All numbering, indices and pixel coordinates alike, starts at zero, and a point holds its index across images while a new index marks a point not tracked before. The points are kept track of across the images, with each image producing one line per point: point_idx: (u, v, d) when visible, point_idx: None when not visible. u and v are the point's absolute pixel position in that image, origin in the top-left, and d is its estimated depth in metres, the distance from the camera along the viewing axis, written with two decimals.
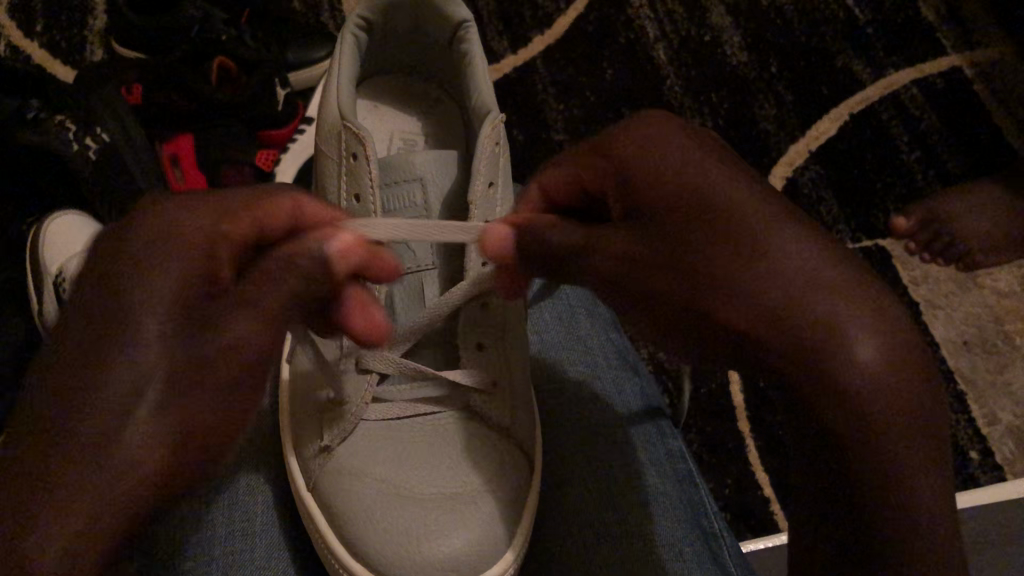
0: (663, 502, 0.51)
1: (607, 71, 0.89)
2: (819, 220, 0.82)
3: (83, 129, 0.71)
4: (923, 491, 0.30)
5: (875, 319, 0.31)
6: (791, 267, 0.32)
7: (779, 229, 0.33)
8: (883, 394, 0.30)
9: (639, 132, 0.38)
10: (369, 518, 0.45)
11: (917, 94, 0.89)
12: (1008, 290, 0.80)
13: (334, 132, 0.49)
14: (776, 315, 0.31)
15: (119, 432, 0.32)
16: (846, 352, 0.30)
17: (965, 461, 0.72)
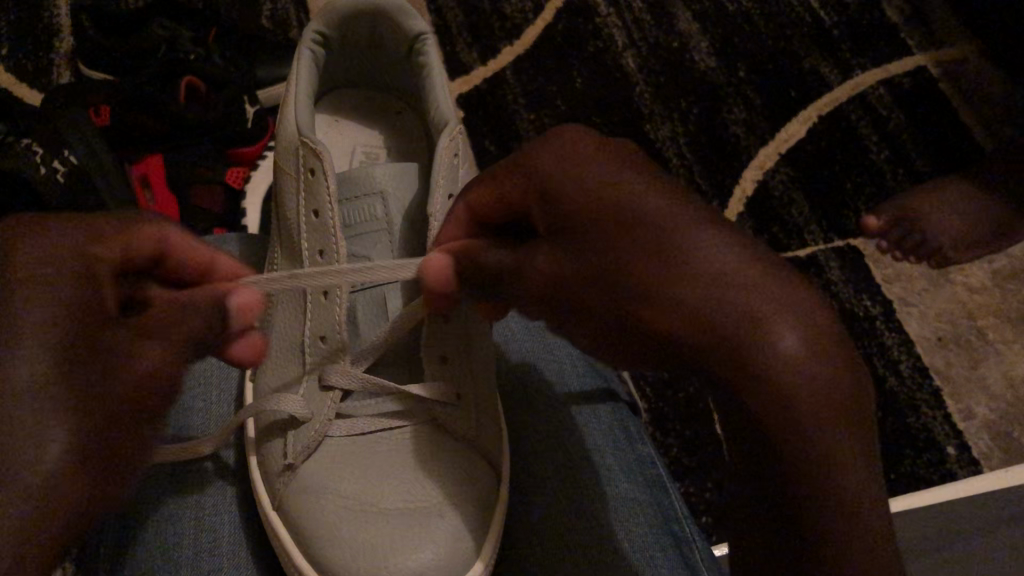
0: (630, 504, 0.51)
1: (576, 80, 0.89)
2: (790, 221, 0.82)
3: (50, 153, 0.70)
4: (852, 489, 0.31)
5: (795, 317, 0.31)
6: (714, 274, 0.32)
7: (710, 244, 0.33)
8: (807, 389, 0.31)
9: (567, 148, 0.38)
10: (336, 537, 0.44)
11: (884, 94, 0.89)
12: (979, 286, 0.81)
13: (290, 148, 0.48)
14: (716, 325, 0.32)
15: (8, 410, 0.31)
16: (763, 353, 0.31)
17: (942, 456, 0.72)
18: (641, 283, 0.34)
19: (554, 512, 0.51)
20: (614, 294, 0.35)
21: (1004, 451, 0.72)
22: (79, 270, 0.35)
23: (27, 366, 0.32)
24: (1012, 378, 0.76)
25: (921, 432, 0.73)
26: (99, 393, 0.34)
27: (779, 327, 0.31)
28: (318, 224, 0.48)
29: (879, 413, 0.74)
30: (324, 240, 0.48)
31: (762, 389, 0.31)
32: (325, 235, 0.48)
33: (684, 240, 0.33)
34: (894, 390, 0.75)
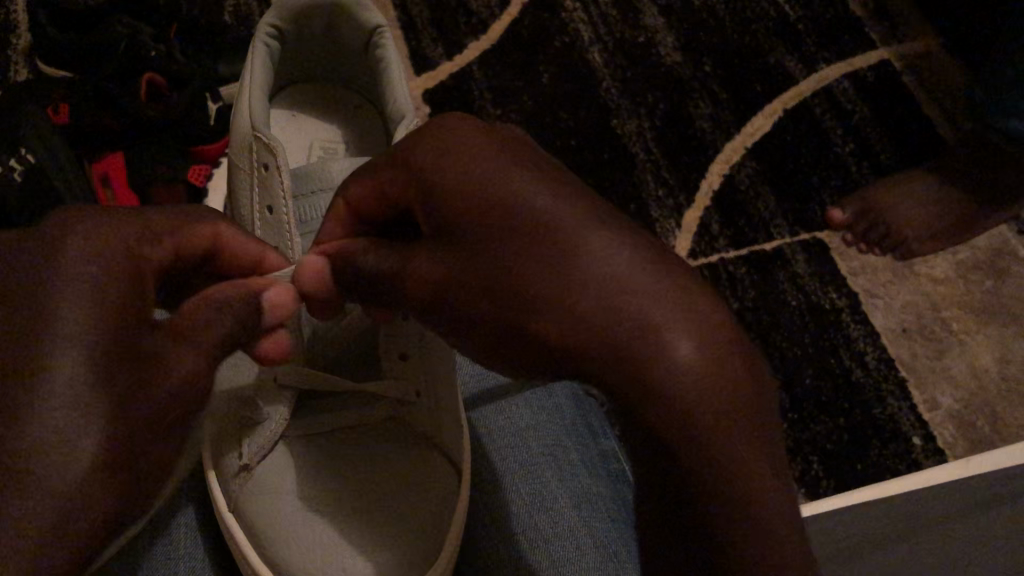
0: (595, 501, 0.52)
1: (542, 75, 0.89)
2: (756, 215, 0.83)
3: (8, 151, 0.69)
4: (767, 505, 0.27)
5: (691, 320, 0.28)
6: (594, 282, 0.29)
7: (597, 242, 0.29)
8: (693, 400, 0.27)
9: (450, 142, 0.35)
10: (295, 545, 0.44)
11: (848, 87, 0.90)
12: (943, 277, 0.81)
13: (244, 144, 0.48)
14: (609, 328, 0.28)
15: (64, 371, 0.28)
16: (661, 366, 0.27)
17: (907, 447, 0.73)
18: (524, 292, 0.31)
19: (522, 506, 0.50)
20: (494, 308, 0.32)
21: (969, 441, 0.73)
22: (144, 256, 0.35)
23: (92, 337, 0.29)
24: (976, 368, 0.77)
25: (887, 423, 0.74)
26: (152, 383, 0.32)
27: (669, 330, 0.27)
28: (272, 221, 0.47)
29: (845, 404, 0.74)
30: (279, 237, 0.47)
31: (665, 411, 0.27)
32: (281, 232, 0.47)
33: (570, 241, 0.30)
34: (860, 382, 0.75)
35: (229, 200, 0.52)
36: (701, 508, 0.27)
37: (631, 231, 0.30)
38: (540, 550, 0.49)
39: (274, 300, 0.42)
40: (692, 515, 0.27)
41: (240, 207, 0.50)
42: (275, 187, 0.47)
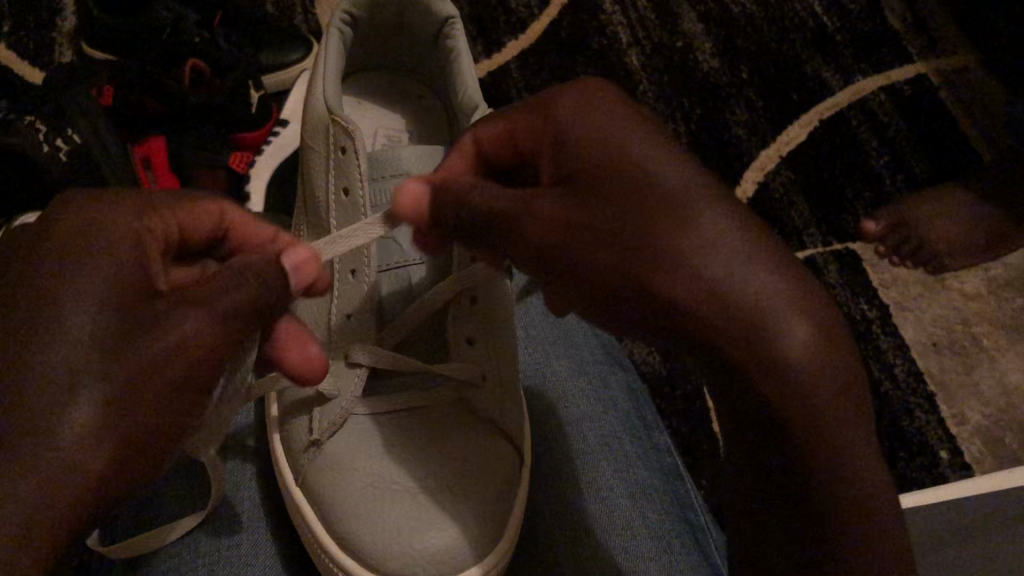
0: (651, 493, 0.52)
1: (579, 76, 0.89)
2: (789, 224, 0.83)
3: (55, 130, 0.70)
4: (861, 481, 0.32)
5: (801, 309, 0.31)
6: (735, 255, 0.31)
7: (721, 225, 0.32)
8: (797, 380, 0.31)
9: (595, 104, 0.37)
10: (366, 515, 0.44)
11: (885, 100, 0.90)
12: (974, 292, 0.81)
13: (320, 127, 0.48)
14: (723, 300, 0.31)
15: (30, 399, 0.30)
16: (773, 347, 0.30)
17: (934, 460, 0.73)
18: (640, 250, 0.32)
19: (578, 493, 0.51)
20: (608, 253, 0.33)
21: (996, 456, 0.73)
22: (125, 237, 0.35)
23: (62, 348, 0.31)
24: (1005, 385, 0.77)
25: (914, 436, 0.74)
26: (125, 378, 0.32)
27: (793, 320, 0.31)
28: (347, 202, 0.47)
29: (873, 415, 0.75)
30: (353, 217, 0.47)
31: (760, 375, 0.31)
32: (355, 212, 0.47)
33: (696, 216, 0.32)
34: (888, 393, 0.76)
35: (300, 183, 0.53)
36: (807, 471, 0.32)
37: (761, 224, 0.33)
38: (598, 538, 0.49)
39: (297, 260, 0.38)
40: (798, 451, 0.32)
41: (313, 191, 0.50)
42: (350, 168, 0.47)
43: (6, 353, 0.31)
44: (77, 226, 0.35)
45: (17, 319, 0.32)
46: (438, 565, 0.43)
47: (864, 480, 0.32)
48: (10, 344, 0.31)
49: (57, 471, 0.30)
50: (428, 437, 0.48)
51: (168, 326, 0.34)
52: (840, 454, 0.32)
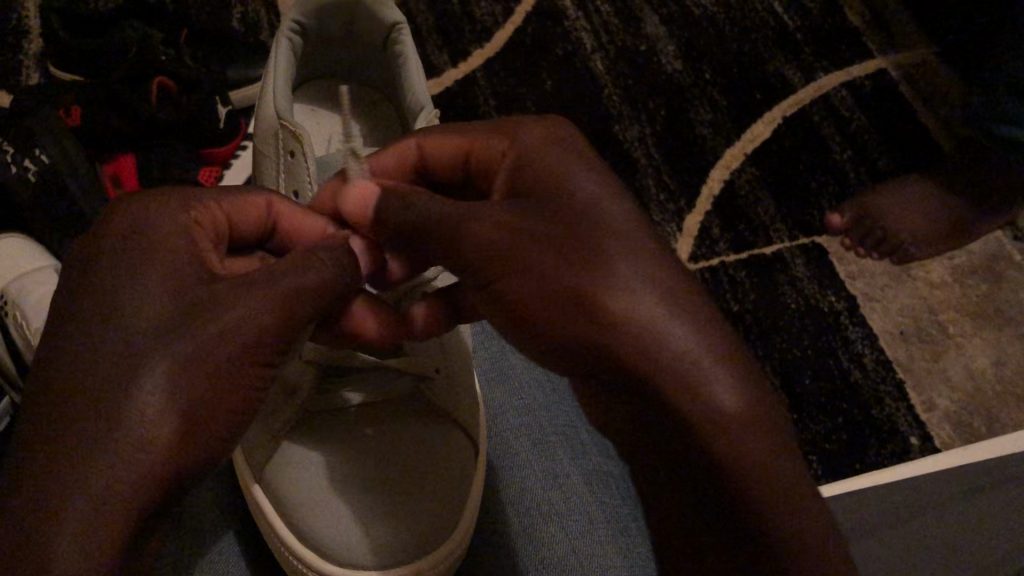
0: (607, 481, 0.53)
1: (546, 82, 0.91)
2: (756, 220, 0.84)
3: (23, 151, 0.70)
4: (785, 523, 0.30)
5: (728, 370, 0.30)
6: (661, 299, 0.31)
7: (650, 270, 0.32)
8: (727, 427, 0.30)
9: (560, 141, 0.38)
10: (320, 506, 0.45)
11: (846, 95, 0.92)
12: (939, 281, 0.83)
13: (272, 131, 0.49)
14: (644, 334, 0.30)
15: (114, 399, 0.30)
16: (706, 395, 0.30)
17: (905, 447, 0.74)
18: (573, 275, 0.32)
19: (534, 479, 0.51)
20: (540, 262, 0.33)
21: (964, 439, 0.75)
22: (178, 235, 0.35)
23: (129, 332, 0.32)
24: (972, 370, 0.78)
25: (885, 424, 0.75)
26: (204, 373, 0.32)
27: (722, 378, 0.30)
28: (299, 204, 0.48)
29: (842, 404, 0.76)
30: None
31: (682, 409, 0.30)
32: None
33: (626, 261, 0.32)
34: (858, 382, 0.77)
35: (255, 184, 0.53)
36: (727, 486, 0.30)
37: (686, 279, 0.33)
38: (551, 525, 0.49)
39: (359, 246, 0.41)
40: (725, 487, 0.30)
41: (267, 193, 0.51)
42: (300, 172, 0.47)
43: (74, 352, 0.31)
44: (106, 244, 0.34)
45: (83, 315, 0.32)
46: (391, 553, 0.44)
47: (795, 527, 0.30)
48: (75, 346, 0.31)
49: (104, 490, 0.29)
50: (385, 424, 0.48)
51: (231, 314, 0.33)
52: (770, 498, 0.30)
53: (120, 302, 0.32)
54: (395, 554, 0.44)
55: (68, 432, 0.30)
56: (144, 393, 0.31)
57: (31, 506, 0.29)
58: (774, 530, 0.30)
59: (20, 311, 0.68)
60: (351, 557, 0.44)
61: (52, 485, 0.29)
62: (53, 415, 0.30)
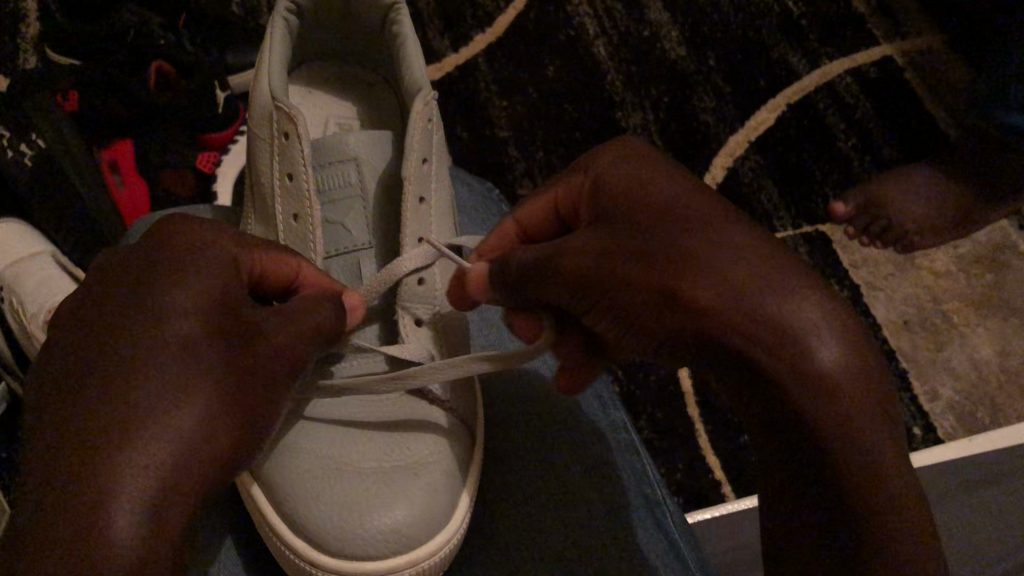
0: (606, 476, 0.50)
1: (548, 68, 0.90)
2: (759, 209, 0.84)
3: (18, 136, 0.71)
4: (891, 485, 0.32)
5: (835, 330, 0.32)
6: (762, 270, 0.33)
7: (746, 245, 0.34)
8: (838, 394, 0.31)
9: (630, 154, 0.40)
10: (314, 495, 0.42)
11: (851, 84, 0.90)
12: (944, 271, 0.82)
13: (265, 115, 0.48)
14: (765, 311, 0.32)
15: (171, 389, 0.34)
16: (811, 366, 0.31)
17: (908, 436, 0.73)
18: (678, 265, 0.34)
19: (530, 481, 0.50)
20: (647, 272, 0.35)
21: (968, 430, 0.74)
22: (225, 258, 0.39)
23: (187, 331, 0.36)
24: (976, 361, 0.77)
25: None
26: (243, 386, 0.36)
27: (821, 340, 0.32)
28: (291, 187, 0.47)
29: None
30: (298, 203, 0.47)
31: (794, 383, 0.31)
32: (300, 198, 0.47)
33: (728, 247, 0.34)
34: None
35: (246, 169, 0.52)
36: (837, 470, 0.32)
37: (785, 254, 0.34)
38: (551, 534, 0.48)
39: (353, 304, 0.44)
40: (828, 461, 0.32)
41: (258, 179, 0.49)
42: (295, 155, 0.46)
43: (135, 332, 0.35)
44: (174, 257, 0.38)
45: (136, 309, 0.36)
46: (390, 542, 0.41)
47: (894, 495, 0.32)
48: (136, 333, 0.35)
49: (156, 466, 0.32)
50: (384, 418, 0.46)
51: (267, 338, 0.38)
52: (873, 461, 0.32)
53: (175, 303, 0.36)
54: (396, 541, 0.42)
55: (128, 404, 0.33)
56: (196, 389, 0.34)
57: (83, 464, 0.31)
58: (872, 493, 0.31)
59: (16, 298, 0.68)
60: (350, 547, 0.41)
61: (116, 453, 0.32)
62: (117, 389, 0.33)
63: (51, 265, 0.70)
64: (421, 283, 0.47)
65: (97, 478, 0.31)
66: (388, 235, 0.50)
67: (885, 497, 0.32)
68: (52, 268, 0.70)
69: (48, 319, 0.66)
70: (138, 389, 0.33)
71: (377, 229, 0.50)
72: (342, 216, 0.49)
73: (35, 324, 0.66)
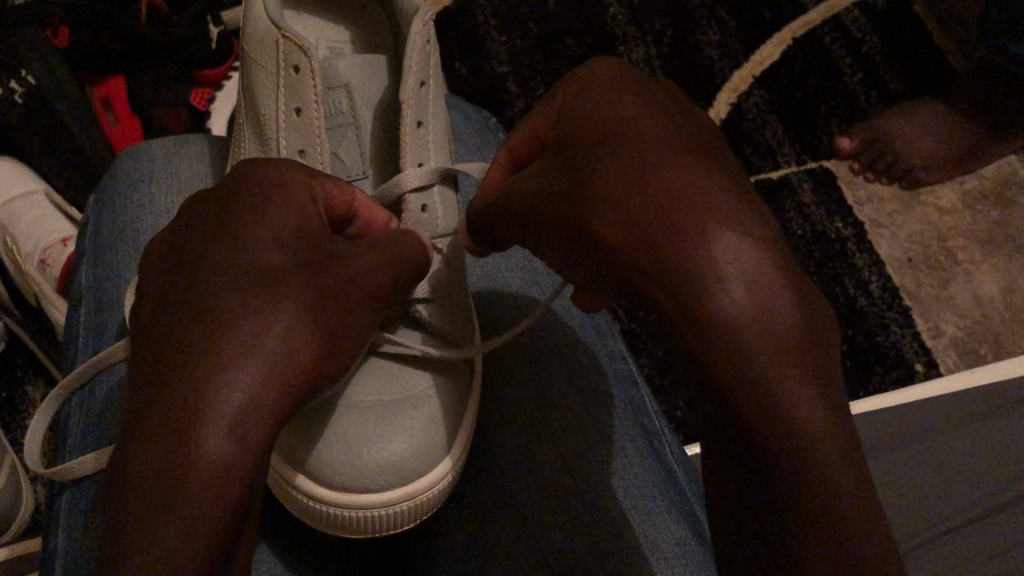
0: (610, 400, 0.50)
1: (548, 1, 0.88)
2: (763, 144, 0.82)
3: (8, 72, 0.68)
4: (841, 500, 0.24)
5: (780, 300, 0.24)
6: (710, 226, 0.25)
7: (709, 196, 0.26)
8: (784, 381, 0.24)
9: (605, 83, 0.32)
10: (322, 435, 0.41)
11: (859, 16, 0.88)
12: (949, 208, 0.81)
13: (269, 41, 0.46)
14: (694, 274, 0.25)
15: (232, 339, 0.29)
16: (739, 334, 0.24)
17: (910, 373, 0.73)
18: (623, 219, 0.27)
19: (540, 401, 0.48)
20: (585, 215, 0.28)
21: (970, 367, 0.74)
22: (281, 185, 0.33)
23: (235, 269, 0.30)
24: (980, 298, 0.77)
25: (890, 349, 0.74)
26: (320, 311, 0.31)
27: (747, 319, 0.24)
28: (301, 123, 0.46)
29: (850, 331, 0.75)
30: (306, 138, 0.46)
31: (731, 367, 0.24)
32: (308, 134, 0.46)
33: (686, 195, 0.26)
34: (865, 309, 0.76)
35: (240, 92, 0.50)
36: (765, 468, 0.24)
37: (754, 209, 0.26)
38: (556, 461, 0.46)
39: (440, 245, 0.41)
40: (762, 472, 0.24)
41: (257, 105, 0.48)
42: (306, 89, 0.45)
43: (184, 291, 0.30)
44: (223, 202, 0.32)
45: (181, 264, 0.31)
46: (390, 476, 0.41)
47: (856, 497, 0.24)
48: (182, 291, 0.30)
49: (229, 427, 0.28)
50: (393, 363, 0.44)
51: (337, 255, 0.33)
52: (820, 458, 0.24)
53: (219, 240, 0.31)
54: (398, 475, 0.41)
55: (175, 371, 0.28)
56: (258, 331, 0.29)
57: (147, 450, 0.27)
58: (813, 500, 0.24)
59: (12, 237, 0.68)
60: (350, 482, 0.40)
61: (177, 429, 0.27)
62: (163, 359, 0.29)
63: (45, 205, 0.70)
64: (424, 210, 0.45)
65: (170, 448, 0.27)
66: (383, 163, 0.49)
67: (827, 470, 0.24)
68: (47, 208, 0.70)
69: (43, 258, 0.66)
70: (186, 349, 0.28)
71: (373, 158, 0.49)
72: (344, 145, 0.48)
73: (28, 264, 0.66)
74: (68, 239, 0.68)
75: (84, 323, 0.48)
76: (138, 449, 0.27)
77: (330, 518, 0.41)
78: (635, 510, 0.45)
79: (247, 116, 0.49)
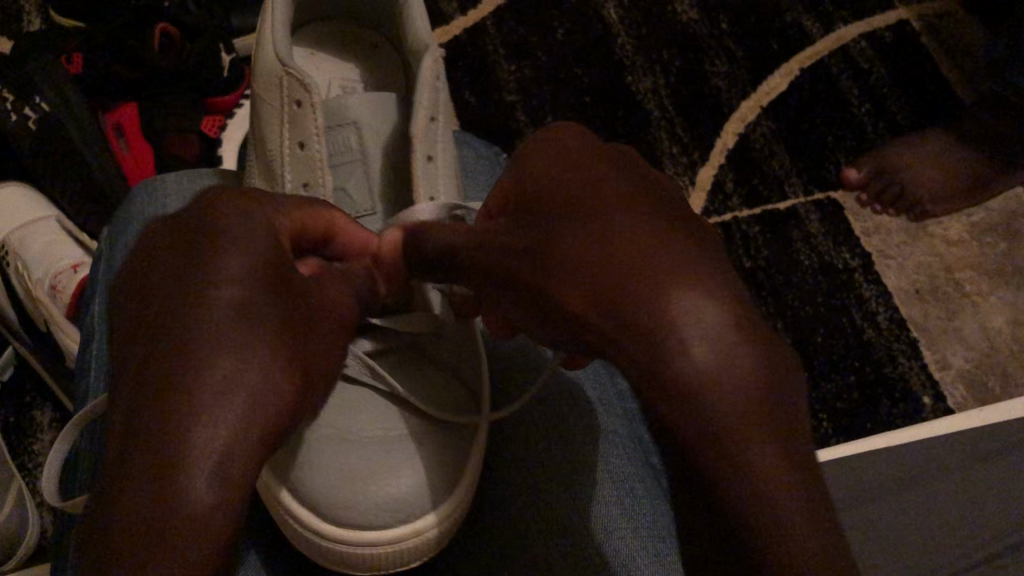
0: (614, 439, 0.50)
1: (557, 32, 0.88)
2: (770, 175, 0.82)
3: (22, 99, 0.69)
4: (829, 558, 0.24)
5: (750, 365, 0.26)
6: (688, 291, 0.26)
7: (684, 257, 0.27)
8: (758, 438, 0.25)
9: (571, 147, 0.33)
10: (323, 470, 0.41)
11: (866, 47, 0.88)
12: (956, 239, 0.81)
13: (275, 79, 0.46)
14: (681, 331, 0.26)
15: (225, 361, 0.29)
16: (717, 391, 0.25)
17: (917, 406, 0.73)
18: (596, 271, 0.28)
19: (553, 442, 0.48)
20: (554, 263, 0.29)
21: (977, 400, 0.74)
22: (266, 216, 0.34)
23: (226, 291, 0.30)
24: (987, 331, 0.77)
25: (897, 382, 0.74)
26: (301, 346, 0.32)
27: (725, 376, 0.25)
28: (304, 158, 0.46)
29: (856, 363, 0.75)
30: (309, 172, 0.46)
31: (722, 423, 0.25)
32: (311, 167, 0.46)
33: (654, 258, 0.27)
34: (871, 340, 0.76)
35: (251, 131, 0.50)
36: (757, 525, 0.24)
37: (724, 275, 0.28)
38: (565, 497, 0.46)
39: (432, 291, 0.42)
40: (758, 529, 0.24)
41: (263, 139, 0.48)
42: (308, 123, 0.46)
43: (172, 307, 0.30)
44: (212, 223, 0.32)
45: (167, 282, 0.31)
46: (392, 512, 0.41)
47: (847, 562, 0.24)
48: (170, 307, 0.30)
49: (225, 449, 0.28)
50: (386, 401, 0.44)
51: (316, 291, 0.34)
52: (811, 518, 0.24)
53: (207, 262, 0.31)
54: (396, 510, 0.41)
55: (165, 391, 0.28)
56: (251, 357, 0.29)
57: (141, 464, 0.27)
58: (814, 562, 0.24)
59: (21, 263, 0.69)
60: (351, 516, 0.40)
61: (169, 447, 0.27)
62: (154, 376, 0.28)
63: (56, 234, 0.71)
64: None
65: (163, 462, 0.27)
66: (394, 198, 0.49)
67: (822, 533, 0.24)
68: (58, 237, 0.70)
69: (54, 284, 0.67)
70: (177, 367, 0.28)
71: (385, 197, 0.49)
72: (349, 181, 0.48)
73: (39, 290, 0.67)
74: (78, 265, 0.69)
75: (94, 356, 0.48)
76: (131, 463, 0.27)
77: (334, 556, 0.41)
78: (646, 552, 0.45)
79: (256, 153, 0.50)
